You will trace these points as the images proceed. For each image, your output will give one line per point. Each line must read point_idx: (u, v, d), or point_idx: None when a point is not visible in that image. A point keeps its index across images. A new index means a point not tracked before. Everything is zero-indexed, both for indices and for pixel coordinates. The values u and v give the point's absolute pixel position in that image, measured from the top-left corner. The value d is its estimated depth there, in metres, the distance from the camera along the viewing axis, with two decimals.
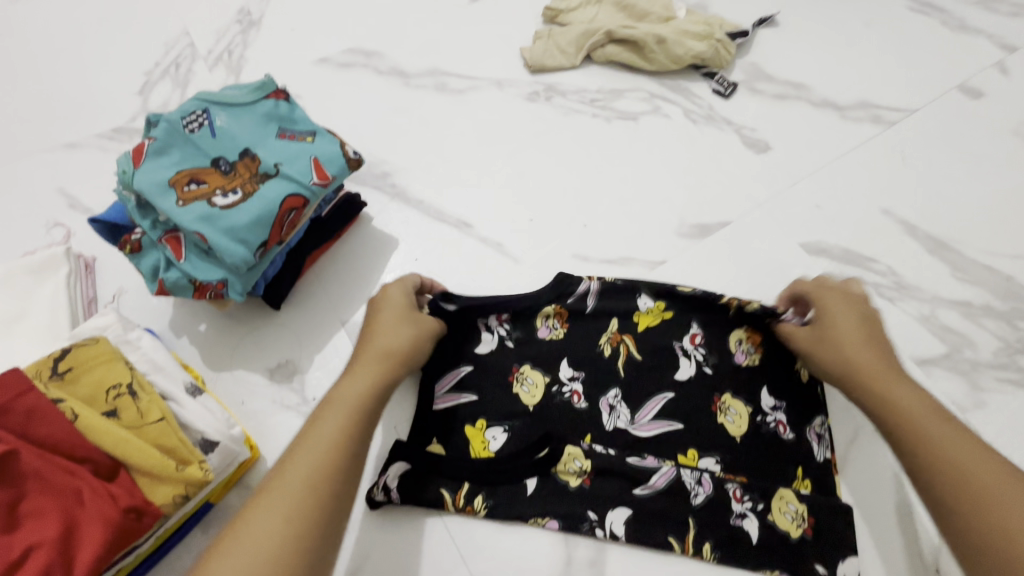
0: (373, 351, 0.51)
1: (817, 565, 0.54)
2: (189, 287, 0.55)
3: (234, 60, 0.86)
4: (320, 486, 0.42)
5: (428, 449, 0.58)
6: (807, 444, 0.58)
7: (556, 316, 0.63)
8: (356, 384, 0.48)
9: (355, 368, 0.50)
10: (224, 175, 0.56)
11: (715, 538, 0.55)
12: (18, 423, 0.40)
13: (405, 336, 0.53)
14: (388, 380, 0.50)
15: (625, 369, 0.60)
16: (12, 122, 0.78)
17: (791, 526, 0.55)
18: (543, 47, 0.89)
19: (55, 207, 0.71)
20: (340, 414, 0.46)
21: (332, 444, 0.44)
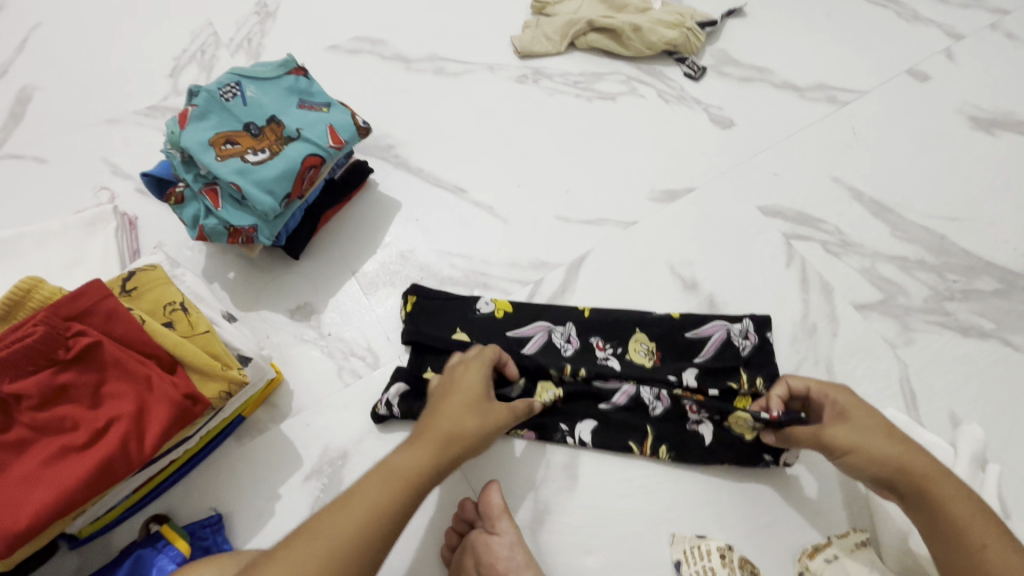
0: (442, 430, 0.52)
1: (765, 456, 0.65)
2: (225, 232, 0.65)
3: (253, 47, 0.97)
4: (343, 558, 0.43)
5: (424, 376, 0.67)
6: (738, 355, 0.68)
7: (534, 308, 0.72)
8: (405, 458, 0.49)
9: (417, 440, 0.51)
10: (254, 138, 0.66)
11: (670, 442, 0.66)
12: (100, 321, 0.49)
13: (468, 419, 0.54)
14: (446, 457, 0.51)
15: (606, 317, 0.71)
16: (57, 100, 0.88)
17: (746, 432, 0.64)
18: (531, 35, 0.99)
19: (100, 173, 0.82)
20: (383, 486, 0.47)
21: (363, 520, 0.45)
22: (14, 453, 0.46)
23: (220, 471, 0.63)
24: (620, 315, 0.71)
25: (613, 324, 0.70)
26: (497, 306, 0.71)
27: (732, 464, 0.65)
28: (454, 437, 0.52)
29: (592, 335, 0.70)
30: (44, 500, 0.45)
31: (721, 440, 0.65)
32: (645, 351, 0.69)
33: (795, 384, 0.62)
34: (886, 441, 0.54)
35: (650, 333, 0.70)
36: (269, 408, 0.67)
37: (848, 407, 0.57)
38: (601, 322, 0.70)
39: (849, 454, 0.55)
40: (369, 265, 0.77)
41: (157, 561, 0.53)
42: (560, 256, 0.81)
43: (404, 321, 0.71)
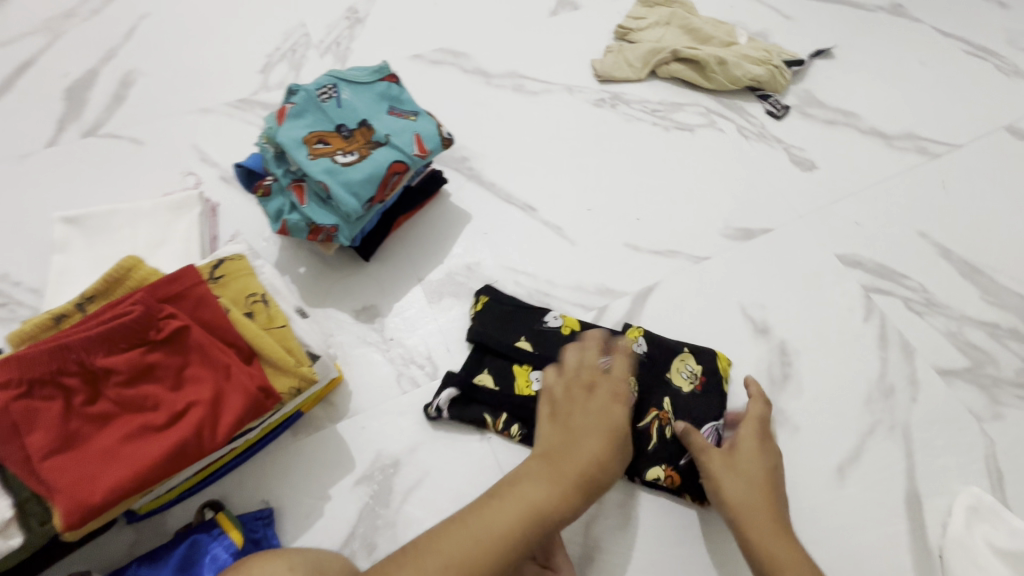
0: (578, 459, 0.54)
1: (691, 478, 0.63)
2: (306, 229, 0.66)
3: (341, 50, 1.00)
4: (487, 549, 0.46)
5: (479, 381, 0.67)
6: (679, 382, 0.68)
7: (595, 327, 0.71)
8: (543, 484, 0.52)
9: (545, 469, 0.53)
10: (345, 139, 0.67)
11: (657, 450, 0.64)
12: (190, 306, 0.50)
13: (605, 450, 0.56)
14: (572, 490, 0.52)
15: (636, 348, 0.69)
16: (156, 86, 0.92)
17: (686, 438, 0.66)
18: (613, 60, 0.99)
19: (189, 159, 0.85)
20: (524, 507, 0.50)
21: (504, 534, 0.48)
22: (97, 423, 0.47)
23: (275, 464, 0.63)
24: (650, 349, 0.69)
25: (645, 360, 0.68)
26: (565, 323, 0.70)
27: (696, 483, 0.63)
28: (582, 477, 0.53)
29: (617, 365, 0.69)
30: (119, 476, 0.45)
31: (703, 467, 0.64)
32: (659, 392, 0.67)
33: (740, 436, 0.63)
34: (751, 481, 0.59)
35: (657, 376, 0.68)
36: (327, 407, 0.67)
37: (740, 446, 0.62)
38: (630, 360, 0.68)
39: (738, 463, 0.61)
40: (435, 274, 0.77)
41: (211, 549, 0.53)
42: (628, 285, 0.79)
43: (473, 318, 0.72)
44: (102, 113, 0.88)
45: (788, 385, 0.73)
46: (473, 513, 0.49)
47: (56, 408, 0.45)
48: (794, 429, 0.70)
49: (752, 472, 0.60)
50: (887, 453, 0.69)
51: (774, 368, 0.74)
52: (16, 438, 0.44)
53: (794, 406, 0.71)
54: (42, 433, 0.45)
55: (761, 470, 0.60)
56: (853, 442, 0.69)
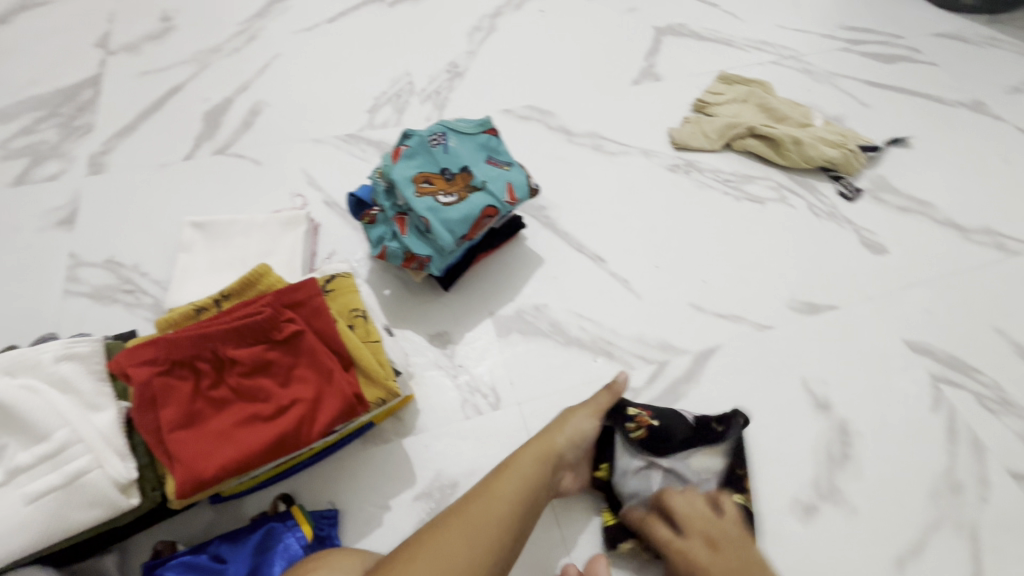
0: (553, 438, 0.65)
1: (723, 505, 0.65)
2: (402, 256, 0.73)
3: (441, 99, 1.10)
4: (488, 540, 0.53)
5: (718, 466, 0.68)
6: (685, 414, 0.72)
7: (639, 428, 0.69)
8: (529, 456, 0.63)
9: (533, 444, 0.64)
10: (446, 182, 0.75)
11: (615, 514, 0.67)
12: (308, 314, 0.57)
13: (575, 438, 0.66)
14: (551, 466, 0.63)
15: (704, 452, 0.68)
16: (278, 116, 1.05)
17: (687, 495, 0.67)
18: (690, 130, 1.05)
19: (299, 182, 0.95)
20: (518, 481, 0.60)
21: (503, 502, 0.57)
22: (216, 406, 0.53)
23: (344, 468, 0.68)
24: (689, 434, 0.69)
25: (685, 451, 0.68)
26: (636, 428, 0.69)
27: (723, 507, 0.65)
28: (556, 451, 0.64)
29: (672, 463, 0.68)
30: (229, 456, 0.51)
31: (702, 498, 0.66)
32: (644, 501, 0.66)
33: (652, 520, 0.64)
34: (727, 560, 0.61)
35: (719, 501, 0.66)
36: (396, 422, 0.71)
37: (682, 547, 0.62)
38: (690, 477, 0.67)
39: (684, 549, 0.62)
40: (506, 310, 0.82)
41: (285, 538, 0.58)
42: (690, 343, 0.81)
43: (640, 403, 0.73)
44: (231, 135, 1.01)
45: (847, 465, 0.72)
46: (476, 501, 0.56)
47: (188, 387, 0.53)
48: (852, 511, 0.69)
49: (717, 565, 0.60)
50: (953, 551, 0.67)
51: (833, 446, 0.73)
52: (154, 410, 0.51)
53: (854, 487, 0.70)
54: (172, 408, 0.51)
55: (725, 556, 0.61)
56: (916, 534, 0.68)
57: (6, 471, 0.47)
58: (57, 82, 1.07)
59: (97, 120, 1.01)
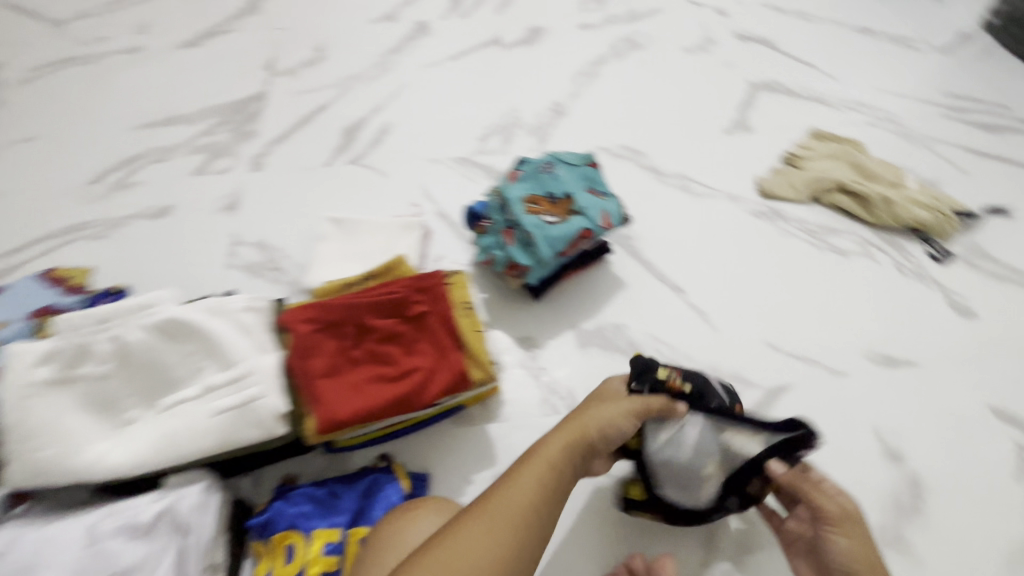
0: (586, 423, 0.64)
1: (732, 504, 0.71)
2: (505, 264, 0.84)
3: (544, 134, 1.23)
4: (514, 530, 0.52)
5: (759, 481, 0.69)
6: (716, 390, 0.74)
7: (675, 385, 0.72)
8: (556, 444, 0.61)
9: (561, 429, 0.63)
10: (550, 203, 0.85)
11: (645, 492, 0.74)
12: (432, 299, 0.68)
13: (607, 420, 0.65)
14: (581, 449, 0.62)
15: (743, 433, 0.69)
16: (403, 137, 1.21)
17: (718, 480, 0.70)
18: (777, 180, 1.10)
19: (416, 194, 1.10)
20: (544, 465, 0.59)
21: (531, 496, 0.55)
22: (353, 363, 0.65)
23: (435, 442, 0.77)
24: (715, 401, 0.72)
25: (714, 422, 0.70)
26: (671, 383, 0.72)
27: (738, 500, 0.71)
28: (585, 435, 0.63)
29: (699, 436, 0.70)
30: (358, 406, 0.62)
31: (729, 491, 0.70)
32: (676, 469, 0.71)
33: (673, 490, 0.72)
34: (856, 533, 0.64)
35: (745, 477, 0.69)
36: (483, 408, 0.80)
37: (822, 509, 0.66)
38: (717, 450, 0.69)
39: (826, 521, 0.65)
40: (586, 324, 0.90)
41: (386, 488, 0.68)
42: (762, 378, 0.85)
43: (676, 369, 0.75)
44: (364, 149, 1.18)
45: (915, 517, 0.73)
46: (501, 489, 0.56)
47: (335, 344, 0.65)
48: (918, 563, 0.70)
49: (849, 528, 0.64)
50: None
51: (902, 498, 0.75)
52: (305, 359, 0.63)
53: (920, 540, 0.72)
54: (320, 360, 0.63)
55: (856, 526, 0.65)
56: None
57: (202, 386, 0.60)
58: (232, 94, 1.30)
59: (260, 128, 1.22)
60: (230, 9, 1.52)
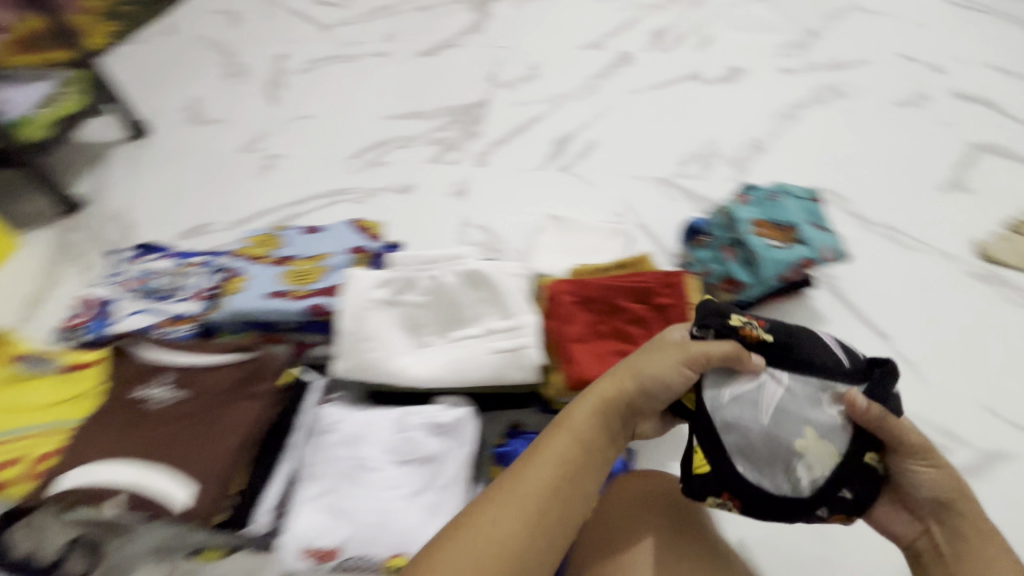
0: (622, 382, 0.60)
1: (845, 491, 0.59)
2: (720, 277, 0.91)
3: (742, 166, 1.28)
4: (538, 515, 0.50)
5: (869, 459, 0.59)
6: (826, 347, 0.64)
7: (751, 331, 0.64)
8: (581, 413, 0.57)
9: (590, 393, 0.59)
10: (773, 229, 0.90)
11: (714, 464, 0.63)
12: (676, 294, 0.76)
13: (654, 376, 0.60)
14: (616, 410, 0.59)
15: (839, 392, 0.62)
16: (608, 153, 1.33)
17: (824, 455, 0.60)
18: (1005, 247, 1.07)
19: (621, 205, 1.20)
20: (568, 436, 0.56)
21: (552, 474, 0.53)
22: (599, 335, 0.75)
23: None
24: (819, 360, 0.63)
25: (812, 387, 0.63)
26: (755, 332, 0.64)
27: (848, 481, 0.59)
28: (622, 397, 0.59)
29: (781, 396, 0.63)
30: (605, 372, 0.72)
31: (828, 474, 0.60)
32: (750, 439, 0.63)
33: (764, 470, 0.62)
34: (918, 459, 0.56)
35: (847, 456, 0.60)
36: None
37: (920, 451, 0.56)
38: (814, 417, 0.62)
39: (923, 464, 0.56)
40: None
41: None
42: (977, 441, 0.85)
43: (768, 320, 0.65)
44: (573, 159, 1.31)
45: None
46: (520, 471, 0.53)
47: (587, 317, 0.75)
48: None
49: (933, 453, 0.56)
50: None
51: None
52: (564, 323, 0.74)
53: None
54: (577, 326, 0.74)
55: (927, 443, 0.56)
56: None
57: (484, 328, 0.73)
58: (460, 99, 1.51)
59: (484, 130, 1.40)
60: (458, 30, 1.77)
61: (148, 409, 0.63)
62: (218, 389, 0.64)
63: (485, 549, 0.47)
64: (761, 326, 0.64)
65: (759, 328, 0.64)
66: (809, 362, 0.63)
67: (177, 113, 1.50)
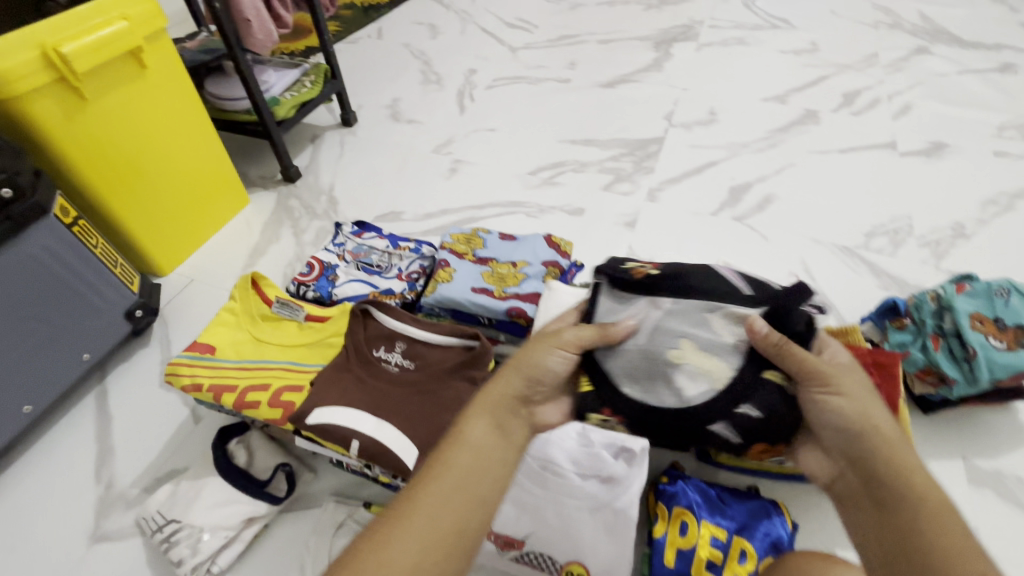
0: (508, 386, 0.55)
1: (746, 407, 0.57)
2: (920, 366, 0.85)
3: (940, 250, 1.18)
4: (441, 536, 0.44)
5: (767, 374, 0.57)
6: (727, 280, 0.63)
7: (637, 274, 0.66)
8: (474, 430, 0.51)
9: (477, 408, 0.53)
10: (997, 328, 0.82)
11: (595, 384, 0.60)
12: (885, 378, 0.72)
13: (539, 368, 0.57)
14: (506, 426, 0.53)
15: (732, 311, 0.61)
16: (785, 210, 1.30)
17: (711, 371, 0.58)
18: None
19: (796, 267, 1.17)
20: (462, 452, 0.49)
21: (453, 494, 0.47)
22: None
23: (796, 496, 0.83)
24: (711, 288, 0.62)
25: (695, 306, 0.61)
26: (635, 269, 0.66)
27: (740, 398, 0.57)
28: (510, 404, 0.54)
29: (662, 318, 0.61)
30: None
31: (723, 390, 0.58)
32: (633, 355, 0.60)
33: (643, 377, 0.59)
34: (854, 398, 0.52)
35: (738, 369, 0.58)
36: None
37: (835, 385, 0.53)
38: (694, 330, 0.60)
39: (827, 392, 0.53)
40: (981, 461, 0.85)
41: (764, 523, 0.73)
42: None
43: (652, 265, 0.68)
44: (747, 211, 1.30)
45: None
46: (413, 494, 0.47)
47: None
48: None
49: (861, 392, 0.52)
50: None
51: None
52: None
53: None
54: None
55: (867, 392, 0.53)
56: None
57: None
58: (636, 133, 1.55)
59: (657, 167, 1.43)
60: (638, 66, 1.83)
61: (387, 371, 0.70)
62: (447, 363, 0.70)
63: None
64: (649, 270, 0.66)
65: (645, 271, 0.66)
66: (705, 287, 0.63)
67: (380, 109, 1.68)
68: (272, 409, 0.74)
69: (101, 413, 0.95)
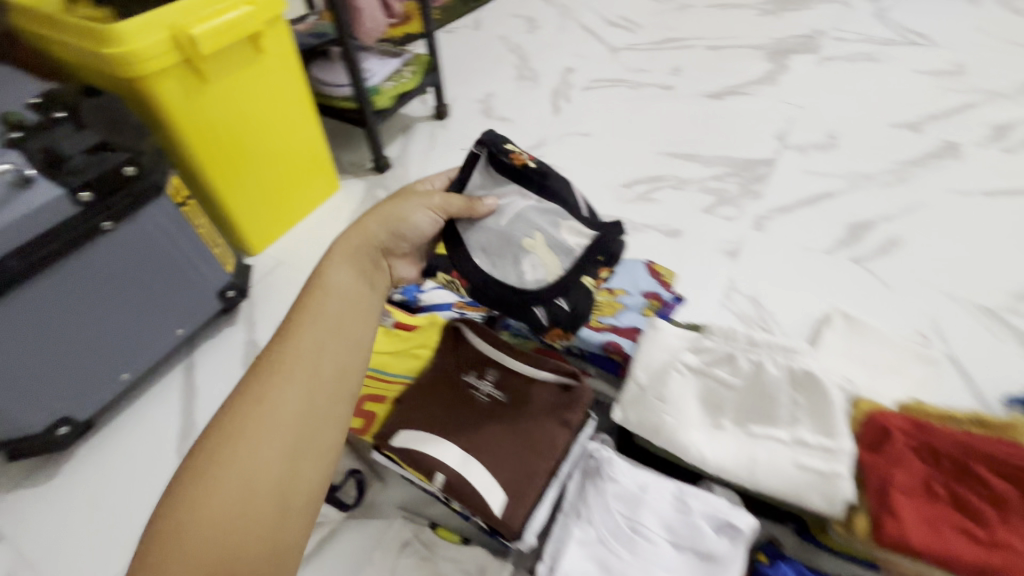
0: (365, 231, 0.70)
1: (559, 300, 0.70)
2: None
3: None
4: (306, 393, 0.56)
5: (584, 278, 0.71)
6: (576, 201, 0.76)
7: (518, 161, 0.75)
8: (334, 278, 0.64)
9: (331, 264, 0.66)
10: None
11: (449, 251, 0.74)
12: None
13: (387, 219, 0.71)
14: (355, 264, 0.67)
15: (573, 226, 0.74)
16: (915, 257, 1.14)
17: (552, 268, 0.72)
18: None
19: (924, 325, 1.03)
20: (319, 297, 0.62)
21: (316, 347, 0.59)
22: (933, 496, 0.61)
23: None
24: (567, 198, 0.76)
25: (554, 210, 0.75)
26: (522, 161, 0.75)
27: (560, 289, 0.71)
28: (359, 251, 0.69)
29: (525, 209, 0.75)
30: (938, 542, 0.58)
31: (553, 287, 0.71)
32: (492, 244, 0.73)
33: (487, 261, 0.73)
34: None
35: (565, 270, 0.72)
36: None
37: None
38: (544, 229, 0.74)
39: None
40: None
41: None
42: None
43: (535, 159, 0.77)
44: (868, 252, 1.16)
45: None
46: (275, 368, 0.56)
47: (919, 467, 0.63)
48: None
49: None
50: None
51: None
52: (890, 464, 0.62)
53: None
54: (904, 473, 0.62)
55: None
56: None
57: (793, 435, 0.66)
58: (743, 152, 1.42)
59: (766, 192, 1.31)
60: (749, 77, 1.69)
61: (476, 402, 0.70)
62: (540, 403, 0.68)
63: (249, 464, 0.50)
64: (529, 159, 0.76)
65: (526, 160, 0.75)
66: (554, 188, 0.76)
67: (472, 104, 1.65)
68: (355, 418, 0.75)
69: (188, 386, 0.98)
